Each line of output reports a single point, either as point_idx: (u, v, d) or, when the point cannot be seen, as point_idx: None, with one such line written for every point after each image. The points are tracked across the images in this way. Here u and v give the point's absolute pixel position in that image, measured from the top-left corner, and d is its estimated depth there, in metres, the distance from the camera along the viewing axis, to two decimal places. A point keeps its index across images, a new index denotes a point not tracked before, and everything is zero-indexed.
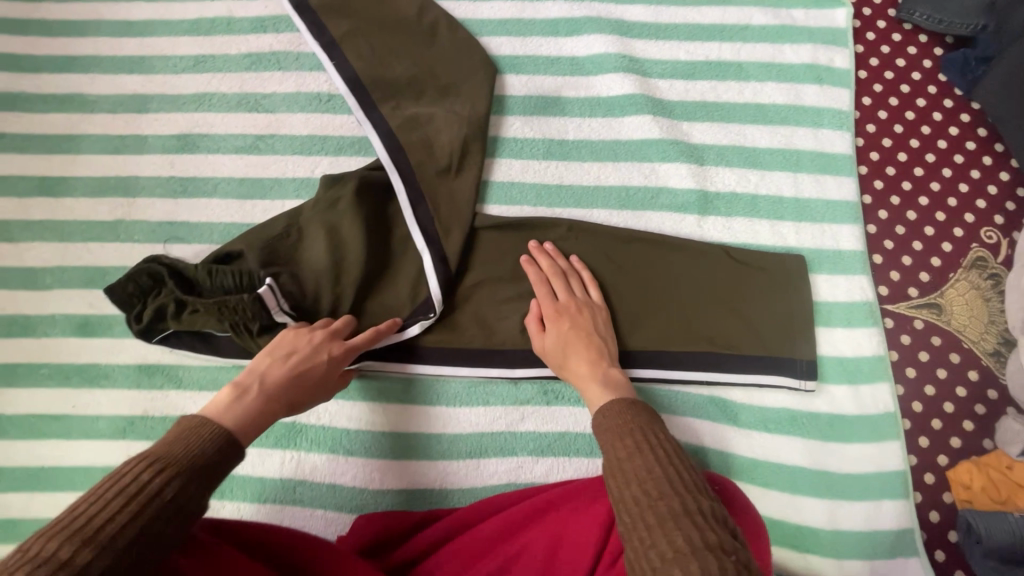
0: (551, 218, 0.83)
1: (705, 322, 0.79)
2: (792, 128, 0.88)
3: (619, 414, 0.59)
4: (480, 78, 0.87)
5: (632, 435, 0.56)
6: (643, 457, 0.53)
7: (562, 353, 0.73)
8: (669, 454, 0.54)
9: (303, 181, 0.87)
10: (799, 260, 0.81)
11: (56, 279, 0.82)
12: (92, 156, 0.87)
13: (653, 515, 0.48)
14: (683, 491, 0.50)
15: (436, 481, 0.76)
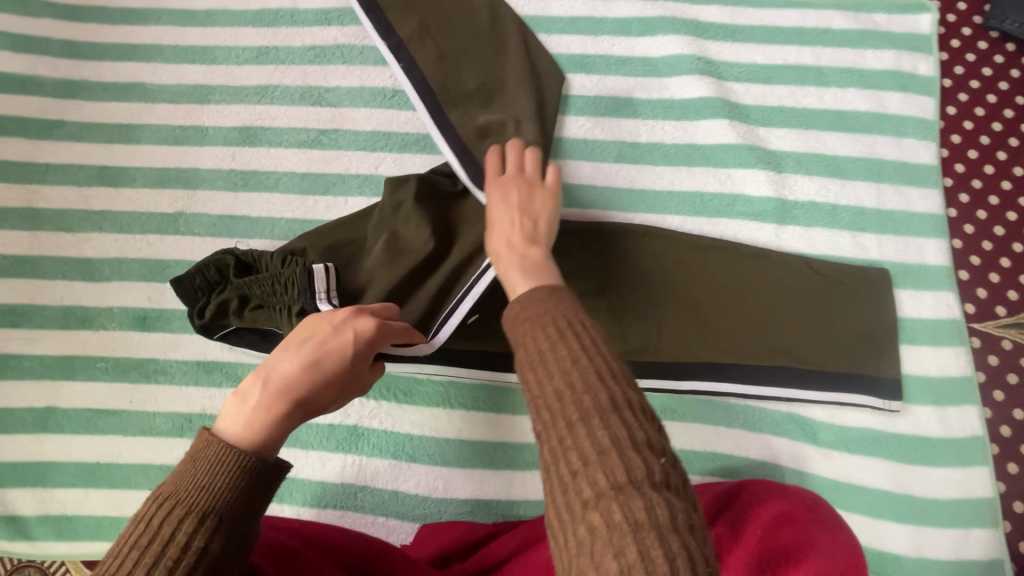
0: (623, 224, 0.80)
1: (783, 339, 0.76)
2: (874, 137, 0.84)
3: (544, 307, 0.50)
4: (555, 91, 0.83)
5: (546, 344, 0.47)
6: (557, 378, 0.45)
7: (503, 231, 0.67)
8: (593, 379, 0.44)
9: (367, 177, 0.84)
10: (883, 276, 0.78)
11: (114, 270, 0.80)
12: (152, 146, 0.85)
13: (558, 454, 0.42)
14: (602, 428, 0.42)
15: (502, 491, 0.74)
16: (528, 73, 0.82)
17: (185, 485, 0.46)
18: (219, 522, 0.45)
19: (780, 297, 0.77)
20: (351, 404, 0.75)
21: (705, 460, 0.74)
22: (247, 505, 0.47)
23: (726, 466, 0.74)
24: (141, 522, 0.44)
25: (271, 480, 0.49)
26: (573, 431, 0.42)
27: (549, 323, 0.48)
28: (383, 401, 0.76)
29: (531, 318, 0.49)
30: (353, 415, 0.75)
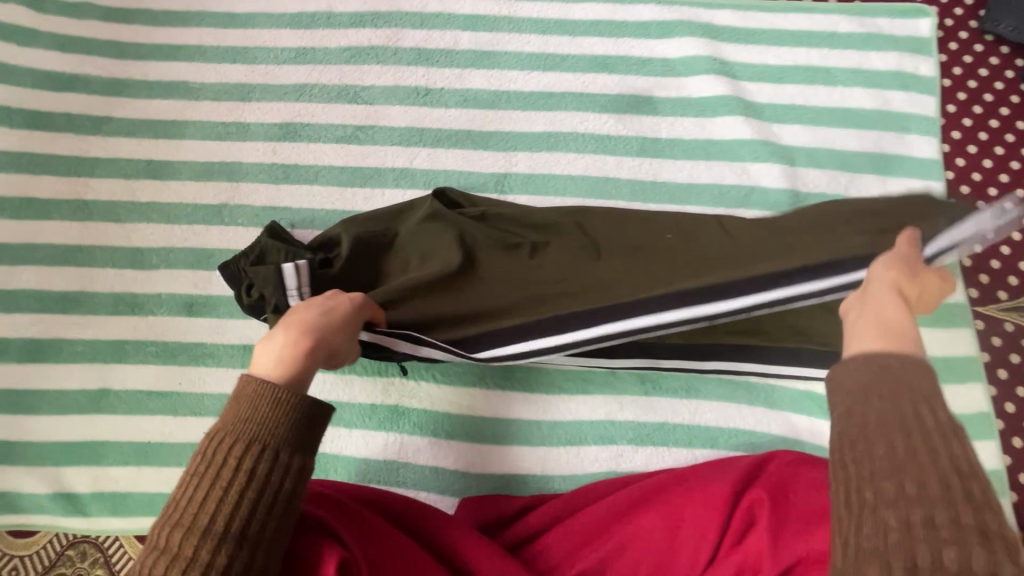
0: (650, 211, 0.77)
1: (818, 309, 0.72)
2: (880, 133, 0.90)
3: (915, 381, 0.45)
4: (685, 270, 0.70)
5: (903, 409, 0.44)
6: (900, 439, 0.43)
7: (882, 294, 0.54)
8: (953, 458, 0.41)
9: (402, 171, 0.88)
10: None
11: (163, 259, 0.84)
12: (196, 141, 0.89)
13: (862, 477, 0.43)
14: (944, 505, 0.39)
15: (537, 467, 0.77)
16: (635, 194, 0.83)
17: (232, 420, 0.47)
18: (270, 455, 0.47)
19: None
20: (392, 384, 0.79)
21: (729, 435, 0.78)
22: (298, 440, 0.48)
23: (749, 441, 0.78)
24: (201, 459, 0.46)
25: (317, 418, 0.50)
26: (901, 477, 0.41)
27: (896, 387, 0.45)
28: (422, 382, 0.79)
29: (874, 378, 0.47)
30: (394, 395, 0.79)
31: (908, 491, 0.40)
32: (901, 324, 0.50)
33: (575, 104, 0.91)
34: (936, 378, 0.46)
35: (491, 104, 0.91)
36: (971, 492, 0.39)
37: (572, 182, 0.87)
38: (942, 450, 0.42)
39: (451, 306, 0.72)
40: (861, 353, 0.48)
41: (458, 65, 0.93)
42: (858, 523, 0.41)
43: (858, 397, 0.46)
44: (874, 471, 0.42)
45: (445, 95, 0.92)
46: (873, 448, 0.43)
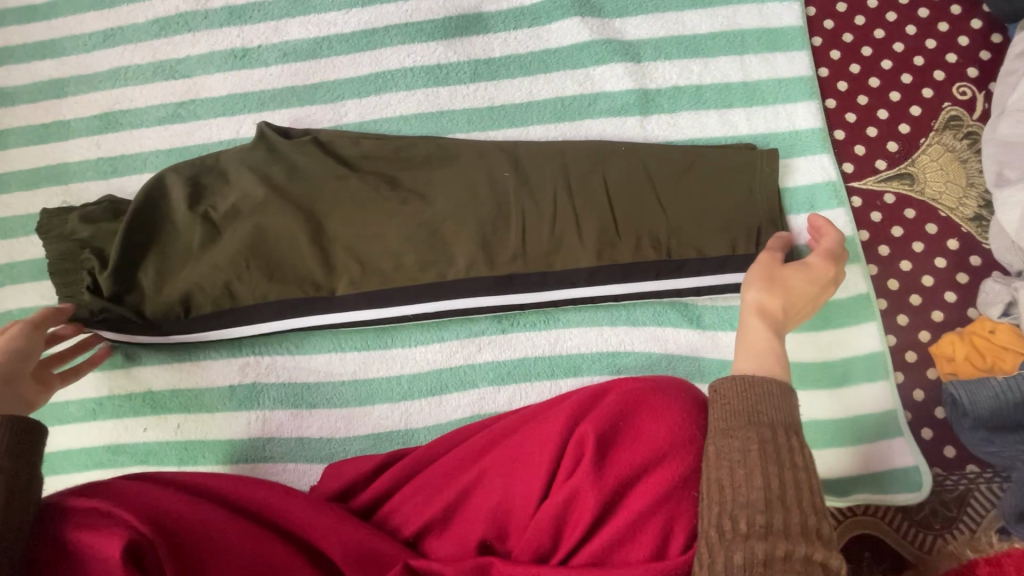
0: (490, 159, 0.74)
1: (646, 218, 0.71)
2: (734, 8, 0.80)
3: (770, 412, 0.53)
4: (543, 244, 0.72)
5: (774, 442, 0.51)
6: (768, 468, 0.50)
7: (763, 327, 0.59)
8: (806, 506, 0.49)
9: (230, 143, 0.84)
10: (771, 154, 0.73)
11: (7, 276, 0.83)
12: (19, 148, 0.86)
13: (739, 495, 0.49)
14: (785, 505, 0.49)
15: (401, 422, 0.76)
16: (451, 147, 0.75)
17: None
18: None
19: (671, 175, 0.72)
20: (248, 363, 0.78)
21: (593, 360, 0.75)
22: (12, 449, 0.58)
23: (614, 364, 0.75)
24: None
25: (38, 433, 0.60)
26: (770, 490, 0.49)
27: (769, 425, 0.52)
28: (277, 356, 0.78)
29: (752, 418, 0.53)
30: (251, 374, 0.78)
31: (770, 527, 0.48)
32: (771, 343, 0.57)
33: (399, 37, 0.84)
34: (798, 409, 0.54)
35: (312, 53, 0.85)
36: (818, 527, 0.49)
37: (406, 123, 0.82)
38: (798, 475, 0.50)
39: (288, 274, 0.73)
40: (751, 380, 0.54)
41: (272, 17, 0.86)
42: (728, 522, 0.49)
43: (742, 422, 0.53)
44: (738, 478, 0.50)
45: (263, 53, 0.85)
46: (742, 452, 0.51)
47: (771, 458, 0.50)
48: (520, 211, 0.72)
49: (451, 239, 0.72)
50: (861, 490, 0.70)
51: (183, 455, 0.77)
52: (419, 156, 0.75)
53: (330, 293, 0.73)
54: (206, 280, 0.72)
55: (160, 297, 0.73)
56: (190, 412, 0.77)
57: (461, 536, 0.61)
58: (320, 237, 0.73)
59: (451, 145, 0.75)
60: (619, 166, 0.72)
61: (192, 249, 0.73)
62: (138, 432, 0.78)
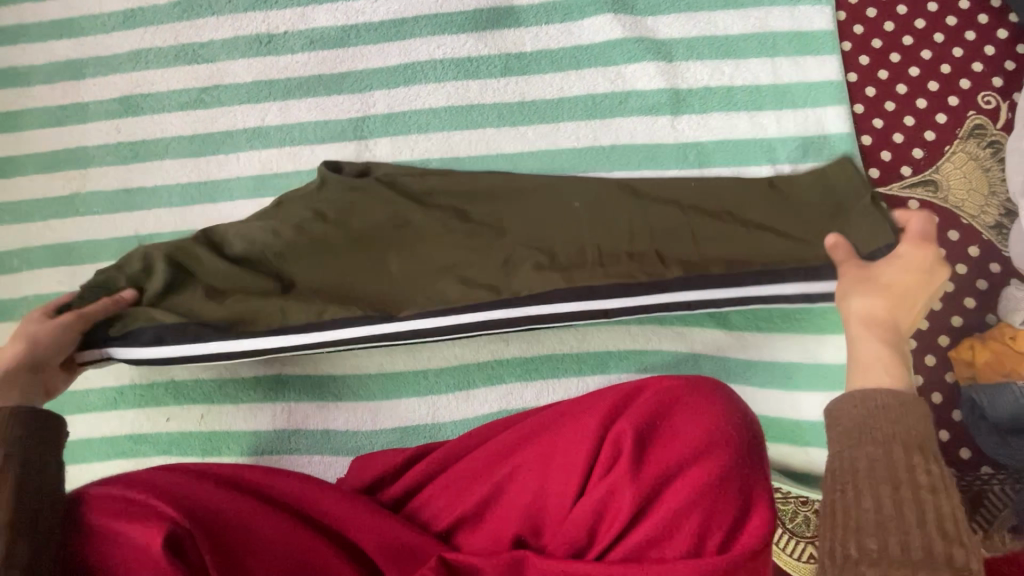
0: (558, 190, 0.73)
1: (741, 239, 0.66)
2: (766, 10, 0.80)
3: (889, 426, 0.47)
4: (624, 265, 0.68)
5: (889, 461, 0.45)
6: (881, 489, 0.44)
7: (873, 340, 0.57)
8: (929, 530, 0.42)
9: (255, 130, 0.82)
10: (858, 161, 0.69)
11: (24, 261, 0.81)
12: (35, 131, 0.84)
13: (844, 519, 0.45)
14: (897, 531, 0.42)
15: (428, 416, 0.76)
16: (516, 182, 0.73)
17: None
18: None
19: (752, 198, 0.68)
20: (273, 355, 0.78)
21: (620, 358, 0.76)
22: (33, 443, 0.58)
23: (641, 362, 0.76)
24: None
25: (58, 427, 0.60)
26: (881, 514, 0.43)
27: (888, 439, 0.46)
28: None
29: (866, 434, 0.47)
30: (276, 365, 0.77)
31: (883, 552, 0.42)
32: (886, 354, 0.56)
33: (429, 28, 0.83)
34: (930, 422, 0.47)
35: (340, 42, 0.83)
36: (954, 556, 0.41)
37: (436, 116, 0.81)
38: (922, 497, 0.43)
39: (356, 295, 0.71)
40: (863, 391, 0.50)
41: (298, 3, 0.84)
42: (834, 547, 0.44)
43: (851, 442, 0.48)
44: (847, 502, 0.45)
45: (290, 40, 0.84)
46: (850, 473, 0.46)
47: (884, 480, 0.44)
48: (598, 247, 0.69)
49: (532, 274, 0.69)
50: None
51: (206, 445, 0.76)
52: (486, 186, 0.73)
53: (396, 314, 0.70)
54: (263, 304, 0.69)
55: (203, 317, 0.69)
56: (214, 402, 0.77)
57: (495, 531, 0.61)
58: (382, 272, 0.71)
59: (514, 177, 0.74)
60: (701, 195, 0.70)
61: (246, 280, 0.70)
62: (161, 422, 0.77)
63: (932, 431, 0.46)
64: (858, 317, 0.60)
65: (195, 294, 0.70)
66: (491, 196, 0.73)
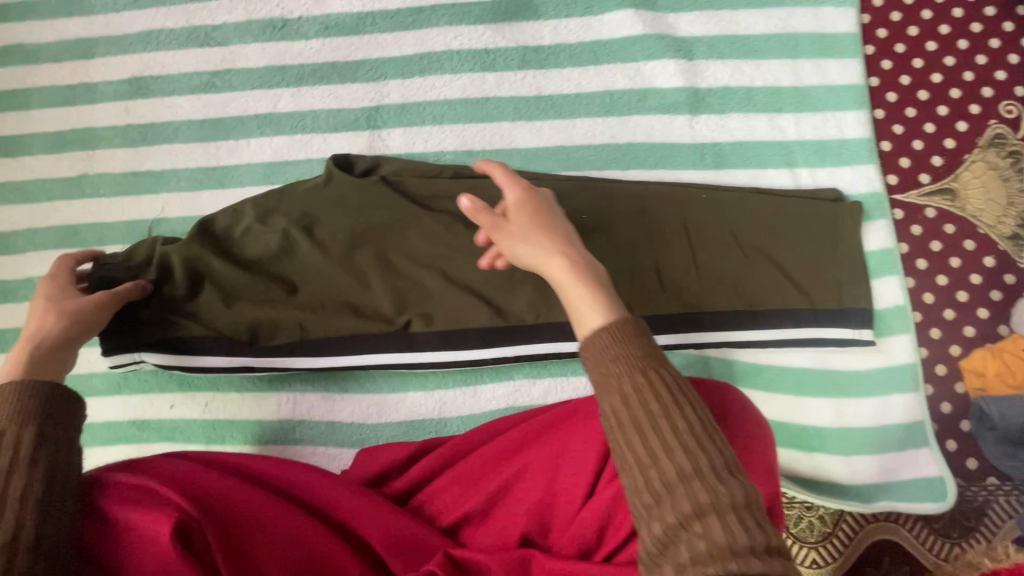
0: (566, 202, 0.75)
1: (725, 269, 0.74)
2: (789, 10, 0.79)
3: (619, 363, 0.44)
4: (622, 287, 0.74)
5: (634, 402, 0.43)
6: (634, 436, 0.43)
7: (568, 272, 0.50)
8: (676, 457, 0.41)
9: (266, 116, 0.81)
10: (854, 207, 0.75)
11: (28, 242, 0.80)
12: (42, 109, 0.82)
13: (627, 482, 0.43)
14: (660, 468, 0.42)
15: (434, 411, 0.76)
16: (529, 191, 0.75)
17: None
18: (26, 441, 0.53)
19: (746, 227, 0.74)
20: None
21: None
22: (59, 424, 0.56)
23: None
24: None
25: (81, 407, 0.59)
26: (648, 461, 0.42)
27: (627, 376, 0.44)
28: None
29: (608, 379, 0.44)
30: None
31: (658, 500, 0.41)
32: (603, 285, 0.49)
33: (447, 18, 0.81)
34: (649, 335, 0.46)
35: (356, 29, 0.82)
36: (703, 470, 0.41)
37: (451, 108, 0.80)
38: (665, 425, 0.42)
39: (361, 307, 0.74)
40: (594, 339, 0.46)
41: None
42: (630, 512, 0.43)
43: (601, 391, 0.45)
44: (621, 459, 0.44)
45: (304, 25, 0.82)
46: (609, 427, 0.44)
47: (636, 423, 0.43)
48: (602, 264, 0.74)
49: (538, 288, 0.73)
50: (887, 499, 0.72)
51: (210, 433, 0.76)
52: (495, 193, 0.75)
53: (403, 328, 0.73)
54: (280, 316, 0.73)
55: (224, 323, 0.73)
56: (219, 391, 0.76)
57: (501, 526, 0.62)
58: (388, 278, 0.74)
59: (526, 185, 0.75)
60: (699, 216, 0.74)
61: (263, 287, 0.73)
62: (165, 409, 0.76)
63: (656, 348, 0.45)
64: (541, 258, 0.52)
65: (212, 298, 0.73)
66: (500, 202, 0.75)
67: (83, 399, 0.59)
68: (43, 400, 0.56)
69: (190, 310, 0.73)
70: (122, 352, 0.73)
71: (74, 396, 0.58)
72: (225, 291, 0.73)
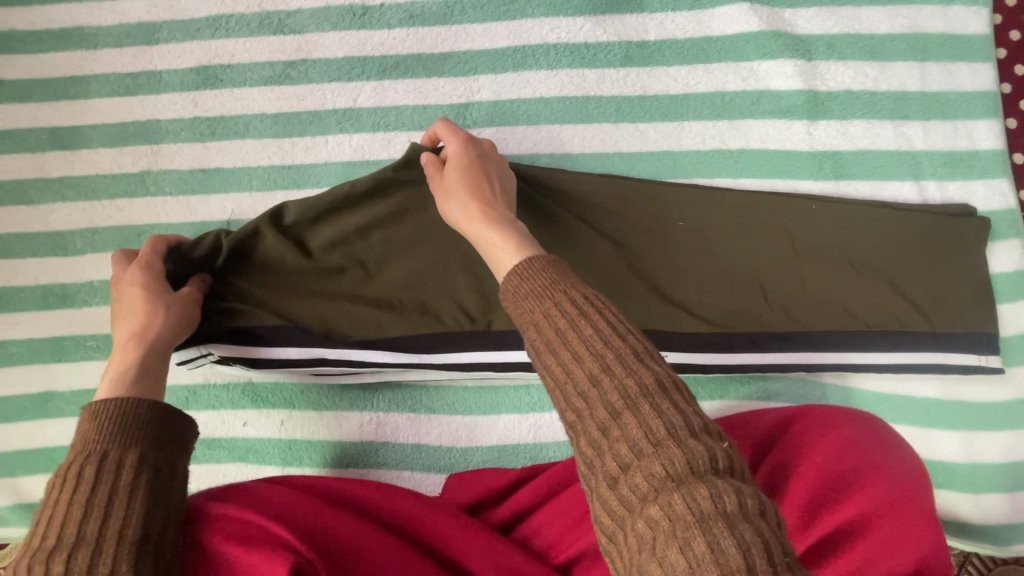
0: (671, 204, 0.69)
1: (841, 288, 0.68)
2: (917, 9, 0.73)
3: (531, 296, 0.47)
4: (726, 299, 0.69)
5: (556, 327, 0.44)
6: (565, 362, 0.43)
7: (486, 223, 0.56)
8: (602, 372, 0.42)
9: (345, 112, 0.75)
10: (980, 224, 0.68)
11: (88, 243, 0.74)
12: (101, 99, 0.76)
13: (569, 412, 0.43)
14: (596, 390, 0.42)
15: (529, 435, 0.71)
16: (632, 186, 0.68)
17: (99, 438, 0.49)
18: (127, 465, 0.48)
19: (864, 240, 0.68)
20: None
21: (739, 384, 0.71)
22: (160, 446, 0.50)
23: (762, 390, 0.71)
24: (71, 484, 0.46)
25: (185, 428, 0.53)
26: (579, 384, 0.43)
27: (545, 304, 0.45)
28: None
29: (526, 311, 0.46)
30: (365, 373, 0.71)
31: (601, 423, 0.41)
32: (503, 231, 0.54)
33: (543, 8, 0.75)
34: (553, 261, 0.49)
35: (443, 18, 0.76)
36: (631, 382, 0.41)
37: (548, 107, 0.74)
38: (583, 346, 0.43)
39: (441, 306, 0.68)
40: (514, 276, 0.49)
41: None
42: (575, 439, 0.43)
43: (521, 327, 0.47)
44: (560, 390, 0.44)
45: (386, 12, 0.76)
46: (542, 361, 0.45)
47: (561, 349, 0.44)
48: (704, 276, 0.69)
49: (635, 297, 0.69)
50: (1018, 541, 0.67)
51: (287, 454, 0.70)
52: (598, 193, 0.68)
53: (486, 328, 0.68)
54: (356, 314, 0.68)
55: (296, 320, 0.68)
56: (296, 408, 0.71)
57: None
58: (472, 276, 0.68)
59: (629, 182, 0.68)
60: (814, 225, 0.68)
61: (337, 281, 0.68)
62: (237, 427, 0.71)
63: (555, 273, 0.47)
64: (463, 219, 0.58)
65: (282, 291, 0.67)
66: (602, 203, 0.68)
67: (187, 416, 0.54)
68: (144, 417, 0.51)
69: (257, 300, 0.67)
70: (190, 347, 0.67)
71: (178, 415, 0.53)
72: (295, 283, 0.67)
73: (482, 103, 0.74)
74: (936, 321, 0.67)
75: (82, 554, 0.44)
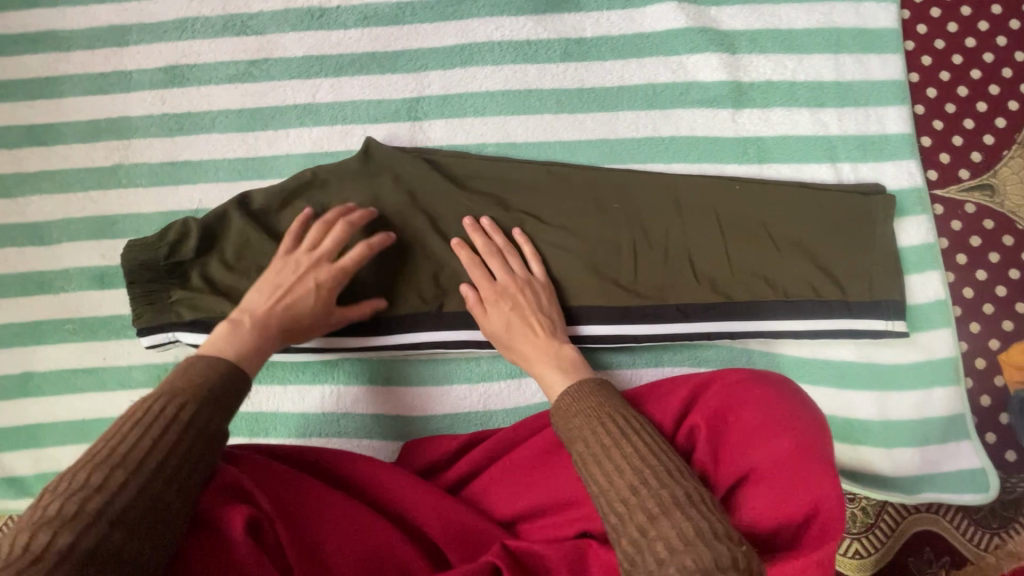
0: (598, 185, 0.75)
1: (758, 261, 0.74)
2: (831, 5, 0.80)
3: (581, 409, 0.56)
4: (652, 273, 0.74)
5: (607, 436, 0.53)
6: (615, 460, 0.51)
7: (544, 345, 0.66)
8: (654, 472, 0.49)
9: (305, 107, 0.80)
10: (885, 200, 0.74)
11: (64, 232, 0.79)
12: (75, 98, 0.81)
13: (614, 507, 0.49)
14: (643, 485, 0.49)
15: (479, 403, 0.76)
16: (558, 171, 0.75)
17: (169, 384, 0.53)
18: (181, 410, 0.52)
19: (778, 216, 0.74)
20: None
21: (672, 352, 0.77)
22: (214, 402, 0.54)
23: (694, 357, 0.77)
24: (134, 414, 0.50)
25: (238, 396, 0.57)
26: (627, 480, 0.49)
27: (597, 417, 0.55)
28: None
29: (579, 416, 0.56)
30: None
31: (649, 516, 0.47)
32: (568, 359, 0.65)
33: (488, 8, 0.81)
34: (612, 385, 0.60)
35: (395, 19, 0.81)
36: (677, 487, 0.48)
37: (493, 100, 0.79)
38: (635, 453, 0.51)
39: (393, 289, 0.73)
40: (570, 390, 0.59)
41: None
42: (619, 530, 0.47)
43: (569, 439, 0.55)
44: (607, 484, 0.50)
45: (342, 14, 0.81)
46: (592, 461, 0.52)
47: (610, 451, 0.52)
48: (633, 252, 0.74)
49: (568, 272, 0.74)
50: (930, 490, 0.73)
51: (253, 425, 0.75)
52: (526, 177, 0.75)
53: (437, 308, 0.73)
54: None
55: None
56: (261, 382, 0.76)
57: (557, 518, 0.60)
58: (422, 261, 0.73)
59: (556, 167, 0.76)
60: (731, 205, 0.74)
61: None
62: None
63: (610, 395, 0.57)
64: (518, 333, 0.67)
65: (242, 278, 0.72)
66: (531, 186, 0.75)
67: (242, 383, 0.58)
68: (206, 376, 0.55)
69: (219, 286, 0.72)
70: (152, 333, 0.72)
71: (234, 381, 0.57)
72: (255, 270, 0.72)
73: (432, 97, 0.80)
74: (846, 289, 0.73)
75: (130, 473, 0.47)
